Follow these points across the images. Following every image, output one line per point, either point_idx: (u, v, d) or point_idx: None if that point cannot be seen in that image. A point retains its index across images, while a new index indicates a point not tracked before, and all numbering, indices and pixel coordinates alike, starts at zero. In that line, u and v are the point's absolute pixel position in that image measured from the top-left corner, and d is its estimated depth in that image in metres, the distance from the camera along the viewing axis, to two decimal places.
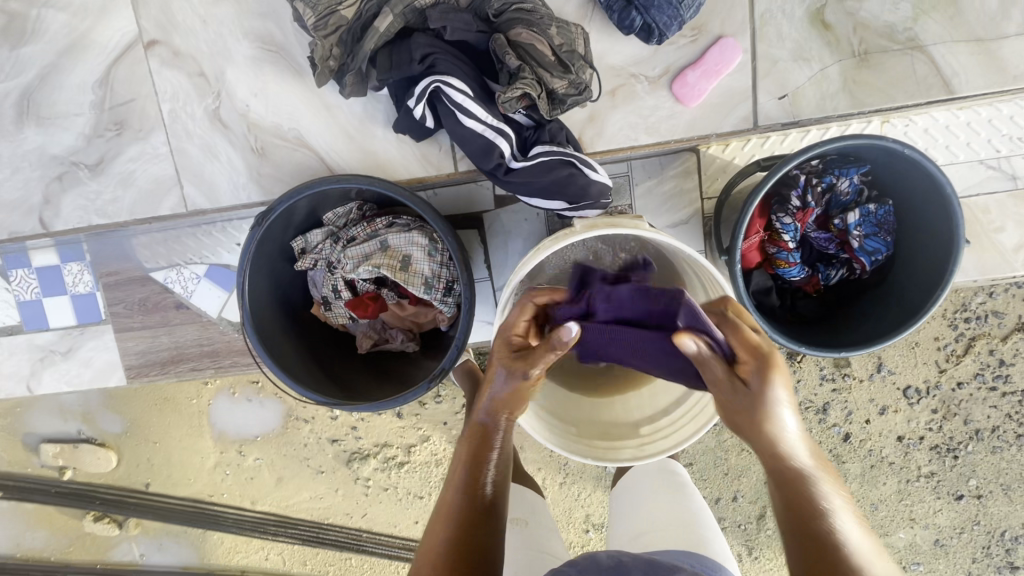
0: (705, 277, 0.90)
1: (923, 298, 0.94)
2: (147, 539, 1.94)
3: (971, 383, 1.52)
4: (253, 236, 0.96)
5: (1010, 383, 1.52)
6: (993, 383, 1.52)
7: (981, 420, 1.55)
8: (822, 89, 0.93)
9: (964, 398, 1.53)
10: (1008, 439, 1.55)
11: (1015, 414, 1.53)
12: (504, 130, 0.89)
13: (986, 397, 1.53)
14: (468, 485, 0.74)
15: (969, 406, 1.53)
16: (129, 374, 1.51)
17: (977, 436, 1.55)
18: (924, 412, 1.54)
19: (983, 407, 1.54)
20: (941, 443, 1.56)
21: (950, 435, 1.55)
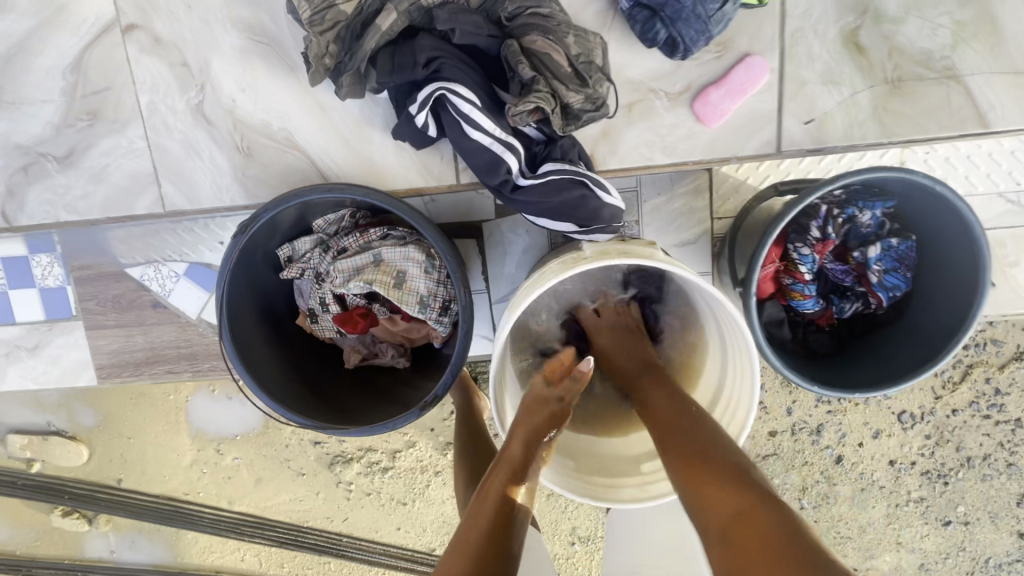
0: (714, 305, 0.89)
1: (943, 339, 0.90)
2: (119, 536, 1.87)
3: (966, 411, 1.49)
4: (235, 245, 0.90)
5: (1004, 412, 1.49)
6: (988, 411, 1.49)
7: (974, 447, 1.52)
8: (851, 116, 0.88)
9: (958, 425, 1.51)
10: (1000, 468, 1.52)
11: (1008, 443, 1.51)
12: (513, 144, 0.82)
13: (980, 425, 1.50)
14: (483, 532, 0.75)
15: (962, 433, 1.51)
16: (100, 373, 1.42)
17: (968, 464, 1.52)
18: (917, 437, 1.52)
19: (976, 435, 1.51)
20: (932, 468, 1.53)
21: (941, 462, 1.53)
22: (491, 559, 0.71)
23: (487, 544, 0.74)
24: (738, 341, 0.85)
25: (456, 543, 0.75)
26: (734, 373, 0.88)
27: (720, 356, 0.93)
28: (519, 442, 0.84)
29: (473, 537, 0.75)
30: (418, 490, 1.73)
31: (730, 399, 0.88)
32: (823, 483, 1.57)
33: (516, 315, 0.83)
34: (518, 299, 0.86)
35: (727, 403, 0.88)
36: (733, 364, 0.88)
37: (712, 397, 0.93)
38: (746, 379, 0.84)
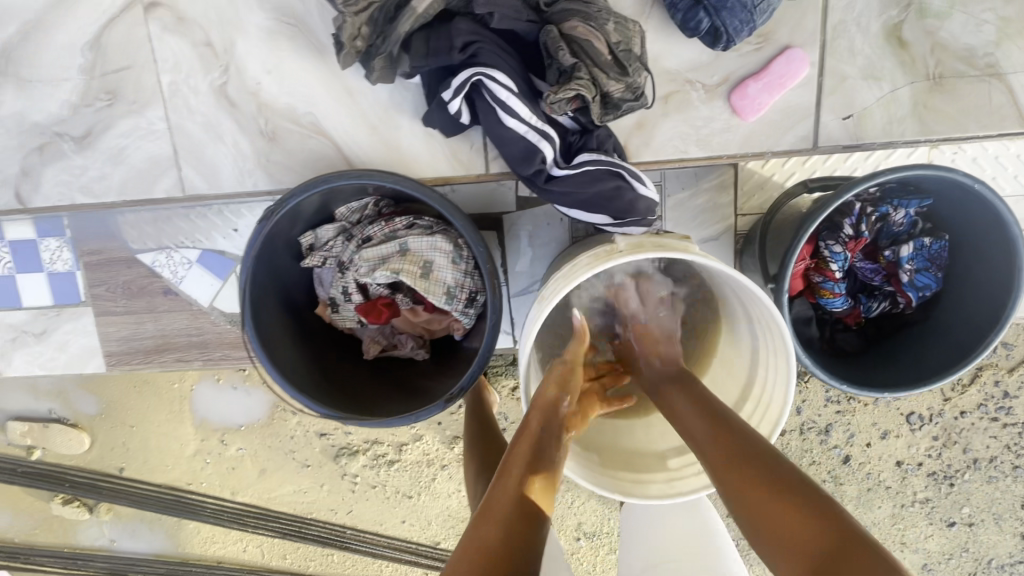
0: (745, 298, 0.87)
1: (973, 341, 0.90)
2: (120, 525, 1.84)
3: (974, 413, 1.48)
4: (259, 232, 0.88)
5: (1011, 415, 1.48)
6: (995, 414, 1.49)
7: (980, 449, 1.52)
8: (890, 112, 0.86)
9: (966, 427, 1.50)
10: (1005, 470, 1.52)
11: (1014, 445, 1.50)
12: (548, 133, 0.81)
13: (987, 427, 1.50)
14: (509, 513, 0.73)
15: (970, 435, 1.50)
16: (108, 360, 1.40)
17: (974, 466, 1.52)
18: (924, 438, 1.51)
19: (983, 437, 1.51)
20: (938, 469, 1.53)
21: (948, 463, 1.52)
22: (521, 531, 0.71)
23: (513, 528, 0.72)
24: (774, 341, 0.83)
25: (479, 526, 0.73)
26: (766, 370, 0.86)
27: (749, 353, 0.91)
28: (540, 415, 0.85)
29: (501, 509, 0.74)
30: (424, 483, 1.71)
31: (760, 397, 0.86)
32: (830, 483, 1.57)
33: (548, 309, 0.81)
34: (550, 293, 0.84)
35: (757, 401, 0.87)
36: (767, 363, 0.85)
37: (740, 394, 0.91)
38: (782, 371, 0.82)
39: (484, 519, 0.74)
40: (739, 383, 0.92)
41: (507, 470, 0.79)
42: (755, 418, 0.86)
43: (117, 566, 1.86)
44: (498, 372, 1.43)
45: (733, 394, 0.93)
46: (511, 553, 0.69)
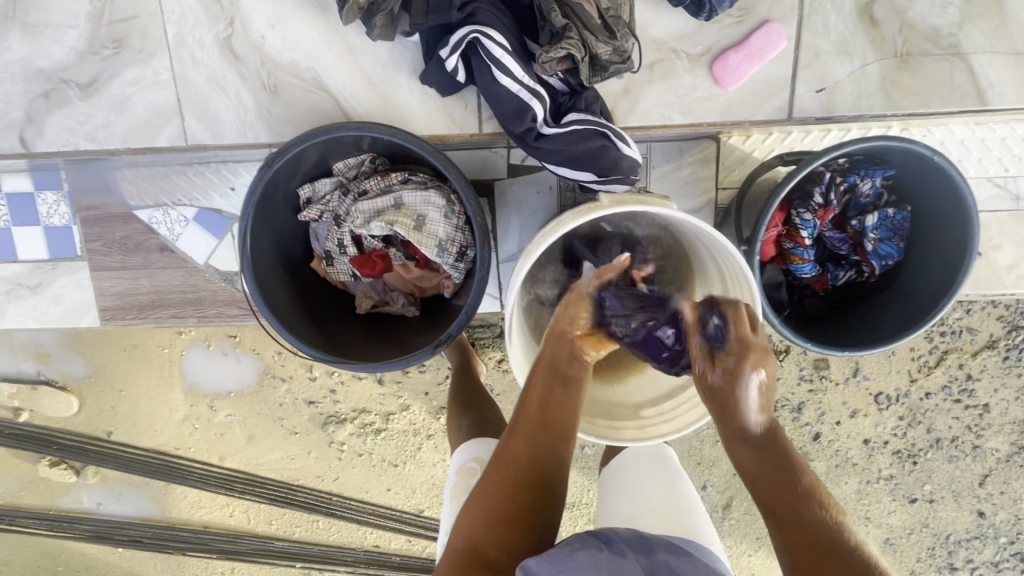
0: (717, 255, 0.93)
1: (926, 307, 0.97)
2: (108, 488, 1.87)
3: (938, 395, 1.56)
4: (260, 179, 0.91)
5: (973, 398, 1.56)
6: (958, 396, 1.56)
7: (943, 430, 1.60)
8: (860, 86, 0.95)
9: (930, 408, 1.58)
10: (965, 449, 1.60)
11: (975, 426, 1.58)
12: (539, 92, 0.86)
13: (950, 409, 1.58)
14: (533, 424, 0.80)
15: (933, 415, 1.58)
16: (103, 316, 1.43)
17: (936, 444, 1.61)
18: (890, 418, 1.59)
19: (946, 418, 1.59)
20: (903, 448, 1.61)
21: (912, 442, 1.61)
22: (544, 439, 0.79)
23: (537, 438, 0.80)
24: (744, 297, 0.89)
25: (507, 442, 0.81)
26: None
27: None
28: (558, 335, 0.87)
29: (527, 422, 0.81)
30: (410, 452, 1.75)
31: None
32: None
33: (533, 260, 0.86)
34: (535, 246, 0.88)
35: None
36: None
37: None
38: None
39: (511, 436, 0.81)
40: None
41: (529, 392, 0.83)
42: None
43: (103, 529, 1.89)
44: (485, 343, 1.48)
45: None
46: (537, 465, 0.78)
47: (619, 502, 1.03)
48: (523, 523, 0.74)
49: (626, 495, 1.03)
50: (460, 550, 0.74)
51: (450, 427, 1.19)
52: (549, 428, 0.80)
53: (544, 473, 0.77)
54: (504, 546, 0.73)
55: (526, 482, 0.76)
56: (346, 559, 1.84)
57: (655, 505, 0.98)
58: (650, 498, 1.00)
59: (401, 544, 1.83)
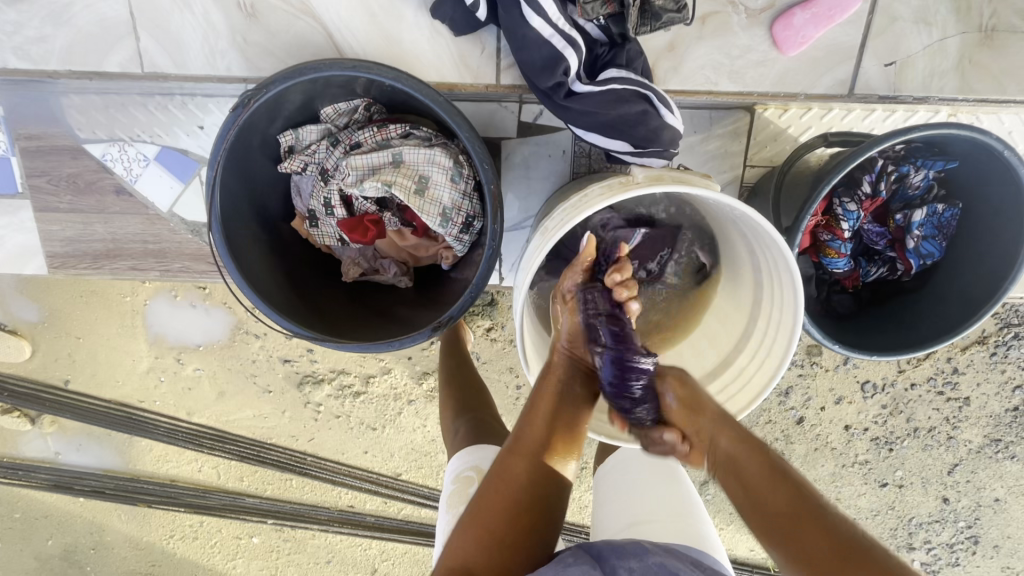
0: (754, 244, 0.83)
1: (962, 314, 0.90)
2: (66, 439, 1.74)
3: (923, 385, 1.54)
4: (233, 120, 0.77)
5: (956, 391, 1.54)
6: (942, 388, 1.54)
7: (923, 420, 1.58)
8: (933, 62, 0.88)
9: (913, 398, 1.56)
10: (941, 439, 1.59)
11: (953, 418, 1.57)
12: (575, 40, 0.73)
13: (932, 399, 1.55)
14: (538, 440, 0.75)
15: (915, 406, 1.56)
16: (50, 262, 1.27)
17: (914, 434, 1.59)
18: (874, 406, 1.57)
19: (927, 408, 1.56)
20: (881, 435, 1.59)
21: (891, 430, 1.59)
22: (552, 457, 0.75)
23: (542, 452, 0.75)
24: (784, 297, 0.79)
25: (505, 463, 0.74)
26: (767, 326, 0.83)
27: (750, 305, 0.88)
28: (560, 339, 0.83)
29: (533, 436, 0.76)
30: (389, 417, 1.67)
31: (757, 352, 0.84)
32: (780, 441, 1.61)
33: (555, 242, 0.75)
34: (556, 226, 0.77)
35: (754, 352, 0.85)
36: (770, 317, 0.83)
37: (734, 345, 0.89)
38: (783, 328, 0.80)
39: (510, 455, 0.75)
40: (734, 337, 0.90)
41: (533, 414, 0.78)
42: (750, 371, 0.84)
43: (62, 479, 1.77)
44: (474, 311, 1.38)
45: (727, 346, 0.91)
46: (541, 484, 0.73)
47: (620, 505, 0.99)
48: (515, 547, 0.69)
49: (626, 499, 0.99)
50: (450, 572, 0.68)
51: (446, 430, 1.11)
52: (554, 451, 0.76)
53: (544, 501, 0.72)
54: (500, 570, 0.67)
55: (532, 504, 0.71)
56: (319, 517, 1.76)
57: (659, 513, 0.93)
58: (655, 503, 0.96)
59: (376, 504, 1.75)
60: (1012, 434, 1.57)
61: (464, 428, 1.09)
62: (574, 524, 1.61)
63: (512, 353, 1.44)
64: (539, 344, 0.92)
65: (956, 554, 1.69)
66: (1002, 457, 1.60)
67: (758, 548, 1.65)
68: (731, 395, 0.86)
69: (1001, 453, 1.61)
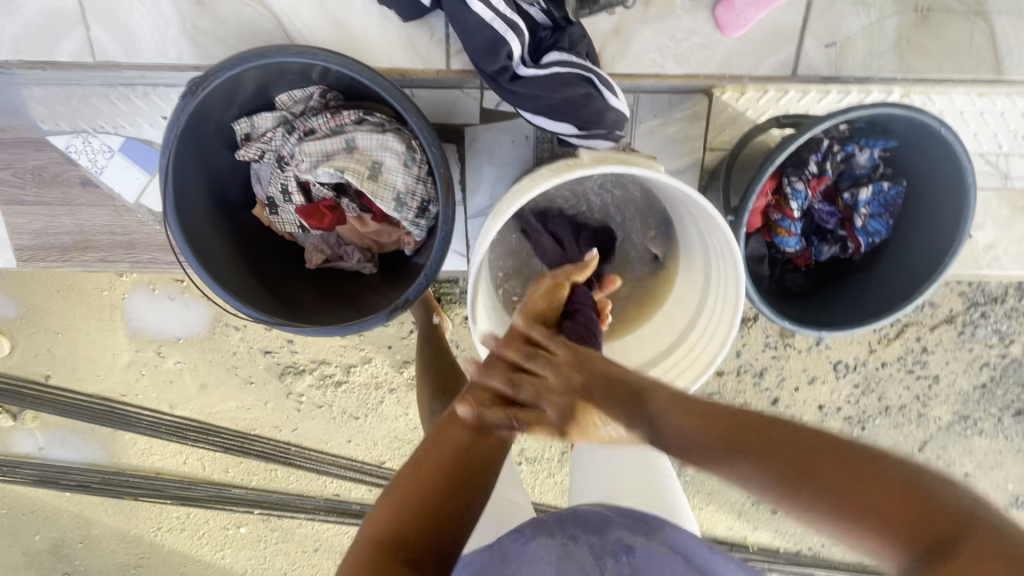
0: (703, 226, 0.85)
1: (910, 288, 0.92)
2: (48, 434, 1.75)
3: (893, 364, 1.57)
4: (180, 108, 0.78)
5: (926, 369, 1.57)
6: (911, 366, 1.57)
7: (894, 398, 1.61)
8: (873, 43, 0.91)
9: (884, 376, 1.58)
10: (912, 417, 1.62)
11: (923, 396, 1.60)
12: (518, 24, 0.74)
13: (902, 378, 1.58)
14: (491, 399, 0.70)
15: (886, 384, 1.59)
16: (19, 255, 1.27)
17: (886, 412, 1.62)
18: (846, 386, 1.59)
19: (897, 387, 1.59)
20: (854, 415, 1.62)
21: (864, 409, 1.61)
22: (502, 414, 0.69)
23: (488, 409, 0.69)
24: (727, 270, 0.82)
25: (439, 429, 0.67)
26: (714, 300, 0.85)
27: (701, 285, 0.90)
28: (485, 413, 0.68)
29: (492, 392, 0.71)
30: (372, 405, 1.69)
31: (707, 327, 0.87)
32: None
33: (505, 221, 0.77)
34: (504, 209, 0.79)
35: (704, 331, 0.87)
36: (717, 295, 0.85)
37: (686, 326, 0.92)
38: (727, 308, 0.83)
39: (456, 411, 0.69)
40: (687, 316, 0.92)
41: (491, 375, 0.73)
42: (699, 348, 0.87)
43: (47, 474, 1.78)
44: (451, 299, 1.40)
45: (680, 325, 0.93)
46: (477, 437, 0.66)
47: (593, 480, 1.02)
48: (439, 509, 0.60)
49: (600, 474, 1.02)
50: (374, 546, 0.57)
51: (423, 411, 1.15)
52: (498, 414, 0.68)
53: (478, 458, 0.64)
54: (424, 531, 0.58)
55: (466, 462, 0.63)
56: (305, 506, 1.77)
57: (631, 482, 0.97)
58: (627, 478, 0.99)
59: (362, 493, 1.76)
60: (980, 410, 1.60)
61: (440, 409, 1.12)
62: (555, 507, 1.62)
63: None
64: (497, 326, 0.94)
65: None
66: (971, 432, 1.63)
67: (736, 526, 1.66)
68: (680, 372, 0.88)
69: (970, 428, 1.64)
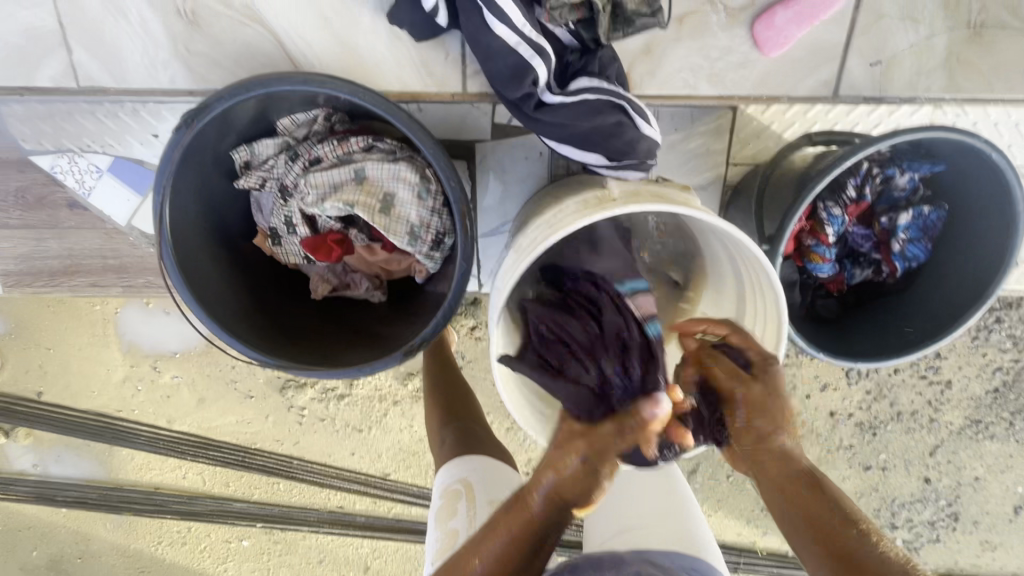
0: (739, 256, 0.78)
1: (952, 313, 0.88)
2: (43, 451, 1.68)
3: (906, 368, 1.50)
4: (174, 141, 0.72)
5: (939, 374, 1.51)
6: (924, 371, 1.51)
7: (906, 404, 1.54)
8: (920, 61, 0.87)
9: (896, 382, 1.52)
10: (923, 423, 1.54)
11: (936, 401, 1.52)
12: (544, 48, 0.69)
13: (915, 383, 1.52)
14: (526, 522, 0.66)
15: (898, 391, 1.52)
16: (6, 281, 1.21)
17: (897, 418, 1.54)
18: (857, 392, 1.53)
19: (909, 393, 1.53)
20: (865, 420, 1.55)
21: (875, 415, 1.54)
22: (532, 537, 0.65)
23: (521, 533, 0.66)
24: (766, 312, 0.76)
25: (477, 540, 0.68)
26: None
27: (734, 318, 0.83)
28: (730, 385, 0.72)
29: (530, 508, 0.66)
30: (375, 418, 1.62)
31: None
32: None
33: (532, 261, 0.70)
34: (530, 246, 0.73)
35: None
36: (752, 331, 0.79)
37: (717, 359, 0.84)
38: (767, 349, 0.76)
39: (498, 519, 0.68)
40: None
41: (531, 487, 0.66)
42: None
43: (44, 490, 1.70)
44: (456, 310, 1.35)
45: None
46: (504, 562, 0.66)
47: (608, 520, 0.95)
48: None
49: (615, 511, 0.95)
50: None
51: (433, 440, 1.09)
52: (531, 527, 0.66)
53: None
54: None
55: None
56: (308, 519, 1.69)
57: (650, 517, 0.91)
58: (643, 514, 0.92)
59: (366, 504, 1.68)
60: (992, 414, 1.53)
61: (451, 437, 1.07)
62: None
63: None
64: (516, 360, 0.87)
65: (938, 531, 1.62)
66: (982, 436, 1.55)
67: (744, 531, 1.55)
68: None
69: (980, 432, 1.56)
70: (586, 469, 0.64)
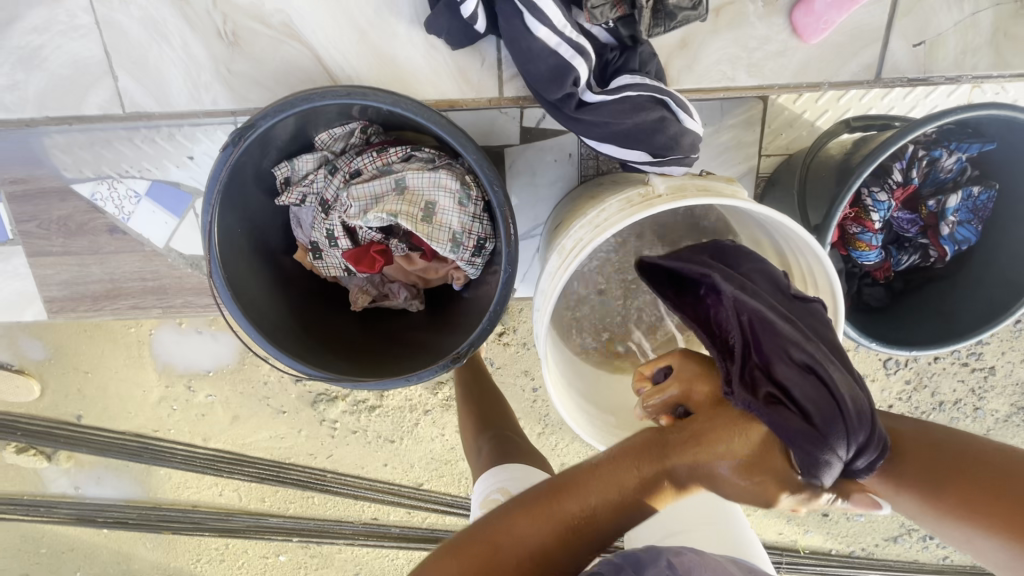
0: (789, 244, 0.76)
1: (1009, 296, 0.84)
2: (82, 474, 1.69)
3: (948, 357, 1.39)
4: (222, 160, 0.72)
5: (981, 360, 1.41)
6: (966, 358, 1.40)
7: (947, 393, 1.44)
8: (966, 39, 0.85)
9: (937, 370, 1.41)
10: (967, 412, 1.45)
11: (979, 389, 1.43)
12: (584, 48, 0.71)
13: (956, 371, 1.41)
14: (652, 474, 0.51)
15: (939, 379, 1.42)
16: (49, 307, 1.22)
17: (939, 408, 1.45)
18: (896, 382, 1.43)
19: (951, 381, 1.43)
20: (905, 412, 1.46)
21: (915, 405, 1.45)
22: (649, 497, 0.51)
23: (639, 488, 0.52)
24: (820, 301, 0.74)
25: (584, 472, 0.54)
26: None
27: None
28: None
29: (666, 465, 0.51)
30: (407, 428, 1.59)
31: None
32: None
33: (580, 264, 0.70)
34: (576, 246, 0.72)
35: None
36: None
37: None
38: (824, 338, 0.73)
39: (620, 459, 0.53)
40: None
41: (679, 442, 0.51)
42: None
43: (85, 512, 1.72)
44: None
45: None
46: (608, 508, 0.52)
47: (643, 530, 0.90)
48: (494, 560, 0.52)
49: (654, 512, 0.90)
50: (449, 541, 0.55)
51: (469, 452, 1.07)
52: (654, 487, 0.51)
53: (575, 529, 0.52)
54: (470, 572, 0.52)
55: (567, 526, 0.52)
56: (344, 531, 1.69)
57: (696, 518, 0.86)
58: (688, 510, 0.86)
59: (400, 515, 1.68)
60: None
61: (487, 448, 1.04)
62: None
63: (525, 356, 1.38)
64: (559, 363, 0.85)
65: None
66: None
67: (786, 530, 1.50)
68: None
69: None
70: (771, 497, 0.49)
